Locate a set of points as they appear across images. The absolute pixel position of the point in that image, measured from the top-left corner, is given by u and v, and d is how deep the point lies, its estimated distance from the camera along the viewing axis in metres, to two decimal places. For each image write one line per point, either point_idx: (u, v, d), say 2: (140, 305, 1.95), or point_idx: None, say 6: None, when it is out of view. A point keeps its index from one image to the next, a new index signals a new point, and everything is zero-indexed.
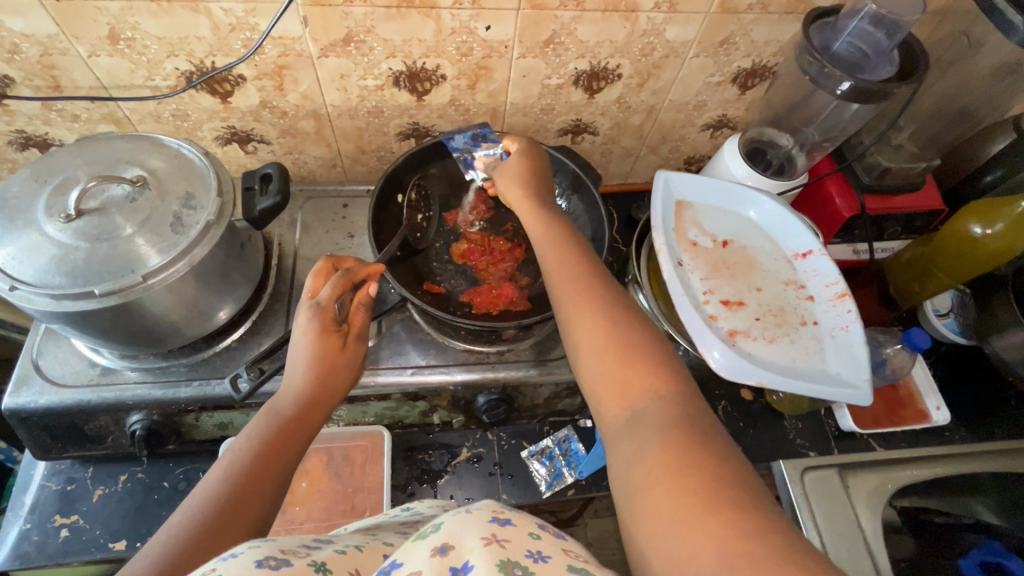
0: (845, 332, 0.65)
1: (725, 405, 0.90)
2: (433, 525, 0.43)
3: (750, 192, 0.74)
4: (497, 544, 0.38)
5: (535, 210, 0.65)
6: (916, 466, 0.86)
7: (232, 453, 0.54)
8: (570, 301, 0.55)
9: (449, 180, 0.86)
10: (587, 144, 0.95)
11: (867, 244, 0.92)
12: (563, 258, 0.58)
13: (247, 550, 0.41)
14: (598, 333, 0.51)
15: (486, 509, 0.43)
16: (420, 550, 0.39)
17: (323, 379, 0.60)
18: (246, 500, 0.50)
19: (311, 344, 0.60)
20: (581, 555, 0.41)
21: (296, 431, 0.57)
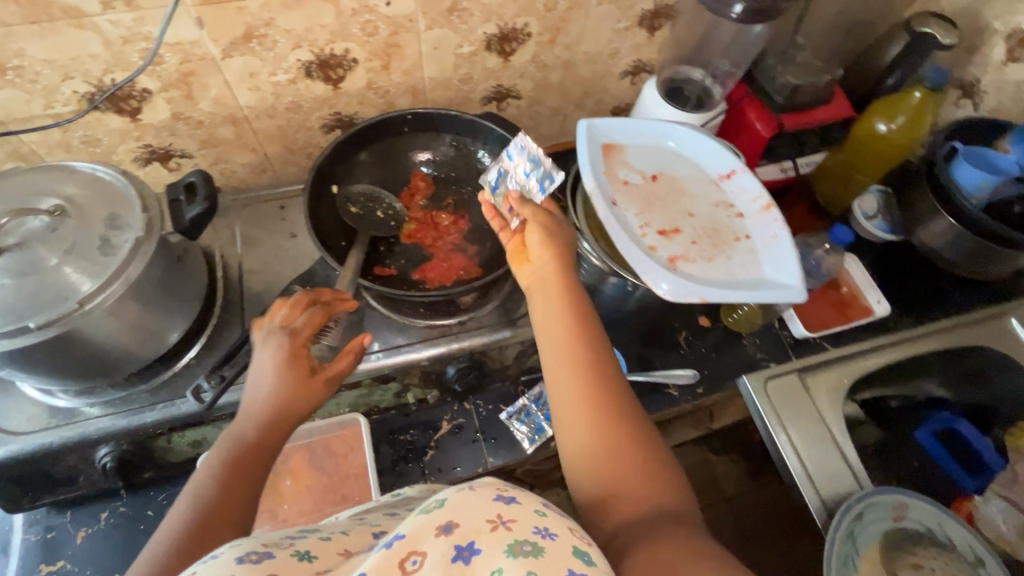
0: (775, 241, 0.69)
1: (687, 335, 0.94)
2: (434, 498, 0.44)
3: (665, 124, 0.78)
4: (502, 526, 0.40)
5: (541, 285, 0.60)
6: (867, 355, 0.93)
7: (193, 488, 0.53)
8: (572, 388, 0.53)
9: (382, 165, 0.86)
10: (514, 109, 0.97)
11: (791, 161, 0.97)
12: (573, 336, 0.56)
13: (228, 548, 0.41)
14: (597, 431, 0.51)
15: (490, 486, 0.44)
16: (426, 528, 0.41)
17: (282, 424, 0.58)
18: (212, 530, 0.49)
19: (279, 378, 0.59)
20: (587, 536, 0.42)
21: (257, 450, 0.56)
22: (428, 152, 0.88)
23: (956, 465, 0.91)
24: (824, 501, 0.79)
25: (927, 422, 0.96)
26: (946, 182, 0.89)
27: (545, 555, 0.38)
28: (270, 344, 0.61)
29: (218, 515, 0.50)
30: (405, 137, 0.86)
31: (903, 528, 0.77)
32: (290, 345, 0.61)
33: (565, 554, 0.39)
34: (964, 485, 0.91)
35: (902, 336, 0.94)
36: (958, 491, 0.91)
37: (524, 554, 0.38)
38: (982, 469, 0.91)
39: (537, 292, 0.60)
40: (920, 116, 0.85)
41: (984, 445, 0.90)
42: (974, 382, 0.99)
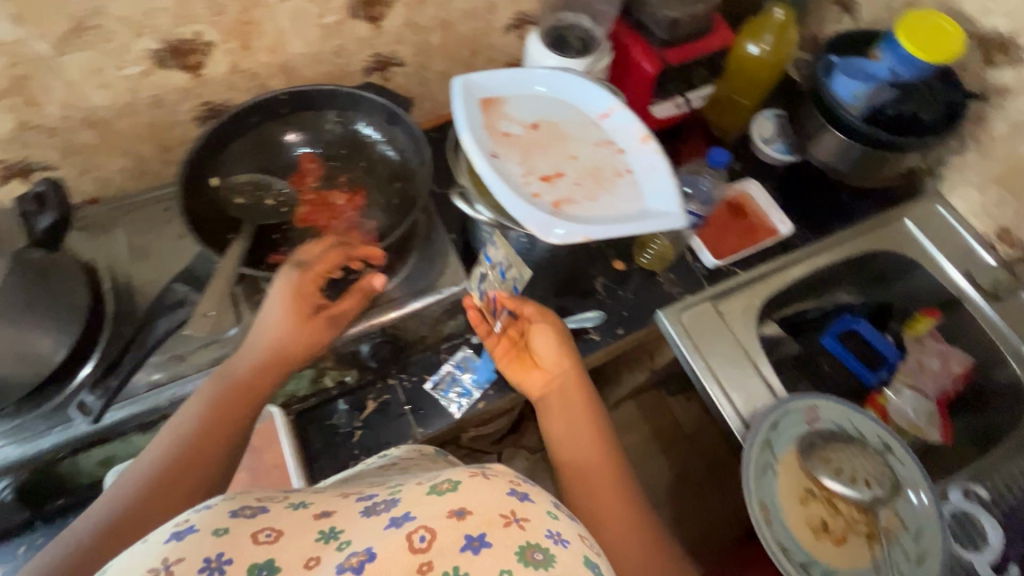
0: (655, 171, 0.70)
1: (604, 282, 0.95)
2: (446, 481, 0.48)
3: (532, 69, 0.77)
4: (517, 524, 0.44)
5: (561, 394, 0.73)
6: (775, 276, 0.96)
7: (183, 419, 0.60)
8: (584, 478, 0.66)
9: (263, 150, 0.83)
10: (401, 78, 0.94)
11: (683, 95, 0.98)
12: (581, 420, 0.71)
13: (222, 501, 0.48)
14: (608, 505, 0.64)
15: (503, 477, 0.49)
16: (438, 507, 0.45)
17: (279, 363, 0.64)
18: (193, 466, 0.56)
19: (279, 315, 0.64)
20: (593, 546, 0.47)
21: (244, 386, 0.62)
22: (309, 132, 0.85)
23: (859, 363, 0.98)
24: (744, 418, 0.83)
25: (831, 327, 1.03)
26: (827, 95, 0.93)
27: (557, 563, 0.42)
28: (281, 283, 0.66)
29: (195, 448, 0.57)
30: (286, 118, 0.83)
31: (820, 430, 0.79)
32: (295, 286, 0.65)
33: (575, 560, 0.44)
34: (868, 379, 0.98)
35: (807, 251, 0.98)
36: (864, 387, 0.98)
37: (536, 559, 0.42)
38: (879, 362, 0.99)
39: (549, 402, 0.74)
40: (783, 34, 0.92)
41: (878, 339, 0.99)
42: (880, 285, 1.04)
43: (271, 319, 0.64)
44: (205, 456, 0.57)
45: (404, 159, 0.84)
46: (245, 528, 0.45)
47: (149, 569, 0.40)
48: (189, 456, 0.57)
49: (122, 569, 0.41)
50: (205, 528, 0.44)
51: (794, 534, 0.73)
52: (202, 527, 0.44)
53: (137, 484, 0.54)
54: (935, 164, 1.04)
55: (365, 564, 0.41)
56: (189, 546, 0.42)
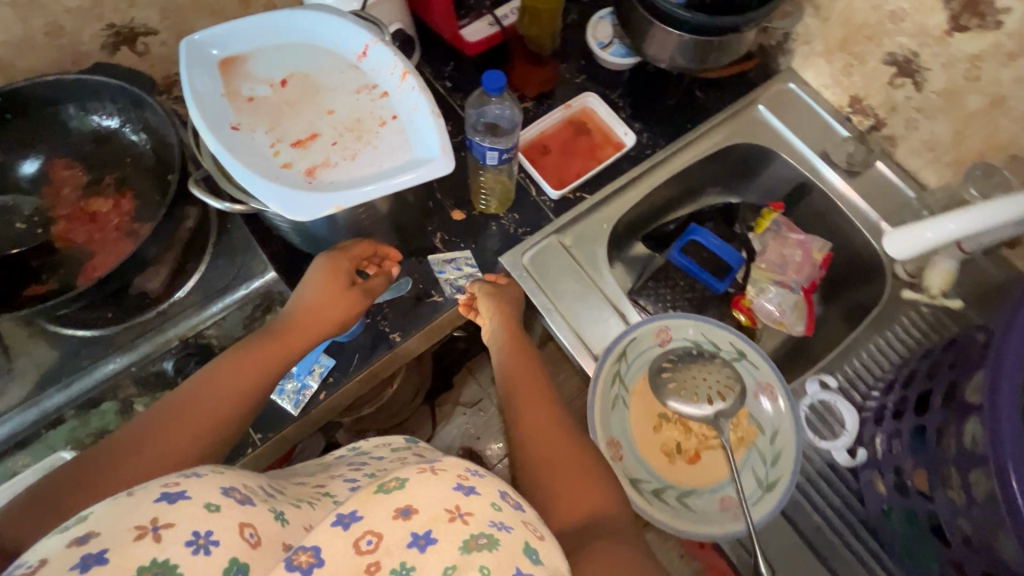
0: (418, 112, 0.61)
1: (443, 236, 0.87)
2: (393, 477, 0.44)
3: (270, 13, 0.65)
4: (461, 518, 0.41)
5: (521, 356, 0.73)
6: (620, 196, 0.90)
7: (226, 356, 0.62)
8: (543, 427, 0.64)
9: (1, 173, 0.73)
10: (161, 49, 0.80)
11: (490, 13, 0.91)
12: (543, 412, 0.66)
13: (210, 471, 0.43)
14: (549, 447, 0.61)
15: (453, 471, 0.45)
16: (382, 505, 0.41)
17: (311, 317, 0.68)
18: (191, 426, 0.55)
19: (321, 278, 0.70)
20: (538, 529, 0.44)
21: (279, 353, 0.64)
22: (41, 145, 0.73)
23: (706, 273, 0.93)
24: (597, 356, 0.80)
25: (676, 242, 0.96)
26: None
27: (501, 546, 0.40)
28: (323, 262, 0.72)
29: (219, 414, 0.57)
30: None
31: (672, 349, 0.77)
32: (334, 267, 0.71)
33: (519, 549, 0.41)
34: (716, 289, 0.94)
35: (654, 160, 0.92)
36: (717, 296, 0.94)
37: (480, 547, 0.40)
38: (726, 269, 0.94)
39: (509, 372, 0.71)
40: None
41: (721, 248, 0.94)
42: (745, 178, 1.00)
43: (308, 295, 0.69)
44: (229, 417, 0.57)
45: (159, 153, 0.73)
46: (233, 513, 0.40)
47: (134, 527, 0.37)
48: (213, 424, 0.56)
49: (102, 507, 0.38)
50: (197, 498, 0.40)
51: (647, 464, 0.74)
52: (194, 494, 0.40)
53: (156, 418, 0.54)
54: (783, 40, 0.95)
55: (318, 565, 0.37)
56: (182, 512, 0.38)
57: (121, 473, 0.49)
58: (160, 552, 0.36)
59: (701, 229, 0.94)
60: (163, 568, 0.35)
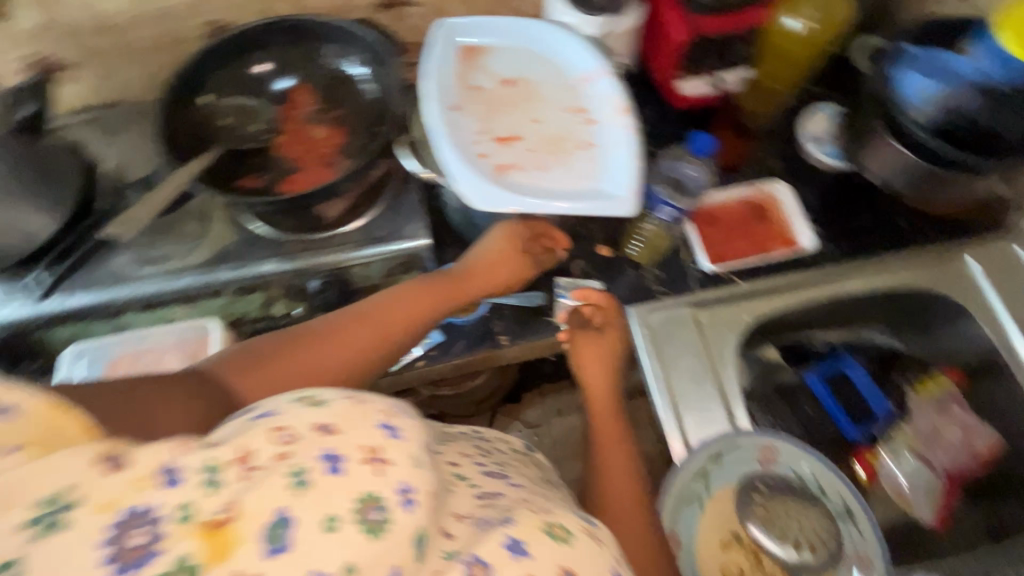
0: (621, 148, 0.62)
1: (581, 264, 0.88)
2: (560, 525, 0.43)
3: (519, 19, 0.70)
4: None
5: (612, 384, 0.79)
6: (777, 295, 0.84)
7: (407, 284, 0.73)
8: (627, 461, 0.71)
9: (257, 75, 0.83)
10: (415, 18, 0.90)
11: (712, 73, 0.88)
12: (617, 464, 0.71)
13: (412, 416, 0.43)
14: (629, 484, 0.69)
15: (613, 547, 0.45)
16: (549, 551, 0.40)
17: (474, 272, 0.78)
18: (370, 327, 0.66)
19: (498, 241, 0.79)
20: None
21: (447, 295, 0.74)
22: (289, 65, 0.84)
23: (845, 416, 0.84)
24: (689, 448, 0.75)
25: (815, 367, 0.88)
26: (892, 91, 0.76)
27: None
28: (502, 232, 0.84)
29: (387, 330, 0.67)
30: (260, 49, 0.82)
31: (771, 473, 0.70)
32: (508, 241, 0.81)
33: None
34: (850, 435, 0.84)
35: (825, 273, 0.84)
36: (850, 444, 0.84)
37: None
38: (867, 418, 0.85)
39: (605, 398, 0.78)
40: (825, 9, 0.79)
41: (870, 390, 0.86)
42: (920, 330, 0.88)
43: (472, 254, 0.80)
44: (393, 334, 0.67)
45: (378, 103, 0.82)
46: (430, 482, 0.39)
47: (365, 450, 0.37)
48: (381, 335, 0.66)
49: (337, 413, 0.39)
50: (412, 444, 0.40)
51: None
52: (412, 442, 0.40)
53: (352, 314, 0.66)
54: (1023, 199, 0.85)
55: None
56: (401, 454, 0.38)
57: (313, 350, 0.61)
58: (379, 487, 0.36)
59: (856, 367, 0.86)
60: (377, 503, 0.35)
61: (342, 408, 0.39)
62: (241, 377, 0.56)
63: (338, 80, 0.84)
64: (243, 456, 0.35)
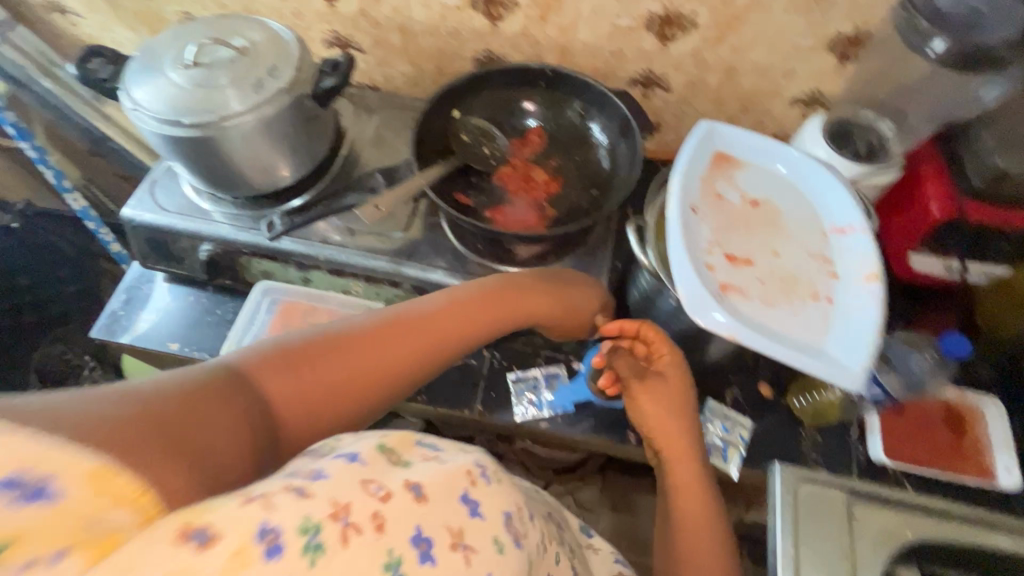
0: (859, 315, 0.58)
1: (737, 394, 0.83)
2: None
3: (785, 147, 0.69)
4: None
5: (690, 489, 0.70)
6: (954, 523, 0.72)
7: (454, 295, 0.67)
8: None
9: (506, 106, 0.88)
10: (658, 102, 0.93)
11: (960, 260, 0.79)
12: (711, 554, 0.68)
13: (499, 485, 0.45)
14: None
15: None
16: None
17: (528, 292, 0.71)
18: (415, 334, 0.60)
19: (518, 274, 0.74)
20: None
21: (503, 317, 0.69)
22: (542, 108, 0.88)
23: None
24: None
25: None
26: None
27: None
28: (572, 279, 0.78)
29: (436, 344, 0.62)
30: (516, 86, 0.88)
31: None
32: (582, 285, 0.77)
33: None
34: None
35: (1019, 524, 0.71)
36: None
37: None
38: None
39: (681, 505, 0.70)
40: None
41: None
42: None
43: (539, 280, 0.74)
44: (445, 351, 0.62)
45: (609, 172, 0.83)
46: (506, 563, 0.41)
47: (449, 536, 0.38)
48: (432, 339, 0.61)
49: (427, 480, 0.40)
50: (489, 523, 0.42)
51: None
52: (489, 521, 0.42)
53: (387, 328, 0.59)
54: None
55: None
56: (481, 539, 0.40)
57: (334, 366, 0.54)
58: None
59: None
60: None
61: (433, 478, 0.40)
62: (275, 379, 0.49)
63: (576, 135, 0.87)
64: (341, 512, 0.35)
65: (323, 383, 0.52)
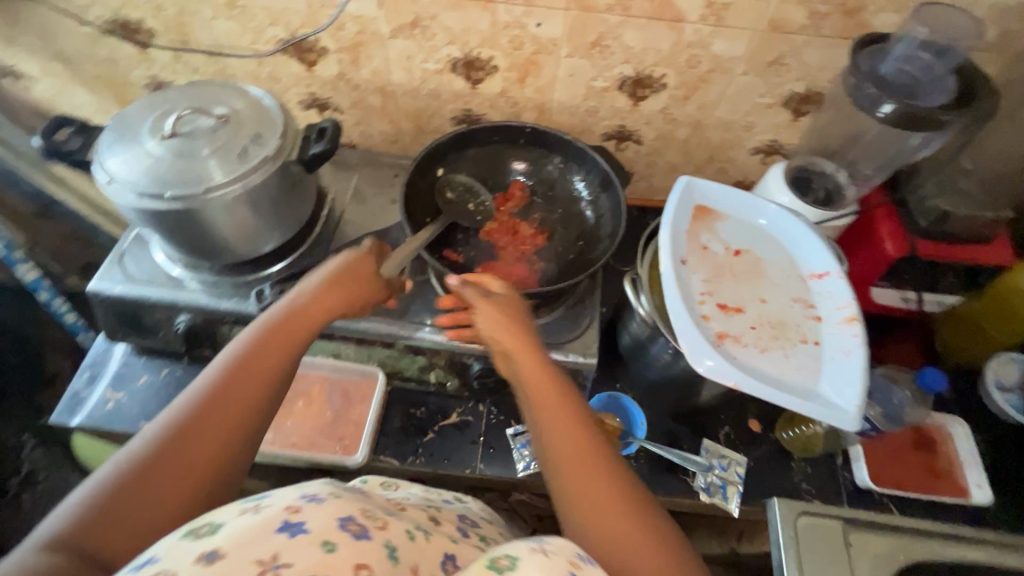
0: (846, 356, 0.62)
1: (728, 431, 0.86)
2: (506, 555, 0.40)
3: (761, 200, 0.73)
4: None
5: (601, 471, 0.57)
6: (939, 541, 0.76)
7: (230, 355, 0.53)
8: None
9: (490, 163, 0.90)
10: (631, 153, 0.98)
11: (916, 293, 0.86)
12: (631, 533, 0.47)
13: (330, 498, 0.41)
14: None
15: (564, 556, 0.41)
16: None
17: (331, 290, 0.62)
18: (230, 396, 0.49)
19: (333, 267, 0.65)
20: None
21: (293, 337, 0.56)
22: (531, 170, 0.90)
23: None
24: None
25: None
26: None
27: None
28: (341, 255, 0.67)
29: (251, 401, 0.50)
30: (498, 143, 0.89)
31: None
32: (354, 263, 0.66)
33: None
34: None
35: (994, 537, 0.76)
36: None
37: None
38: None
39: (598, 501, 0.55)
40: None
41: None
42: None
43: (308, 289, 0.61)
44: (253, 404, 0.50)
45: (596, 225, 0.85)
46: (350, 551, 0.37)
47: (259, 561, 0.34)
48: (252, 390, 0.51)
49: (232, 535, 0.36)
50: (315, 535, 0.37)
51: None
52: (313, 528, 0.37)
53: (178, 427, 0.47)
54: None
55: None
56: (302, 550, 0.36)
57: (160, 490, 0.44)
58: None
59: None
60: None
61: (233, 532, 0.36)
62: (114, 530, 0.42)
63: (559, 188, 0.89)
64: None
65: (158, 504, 0.43)
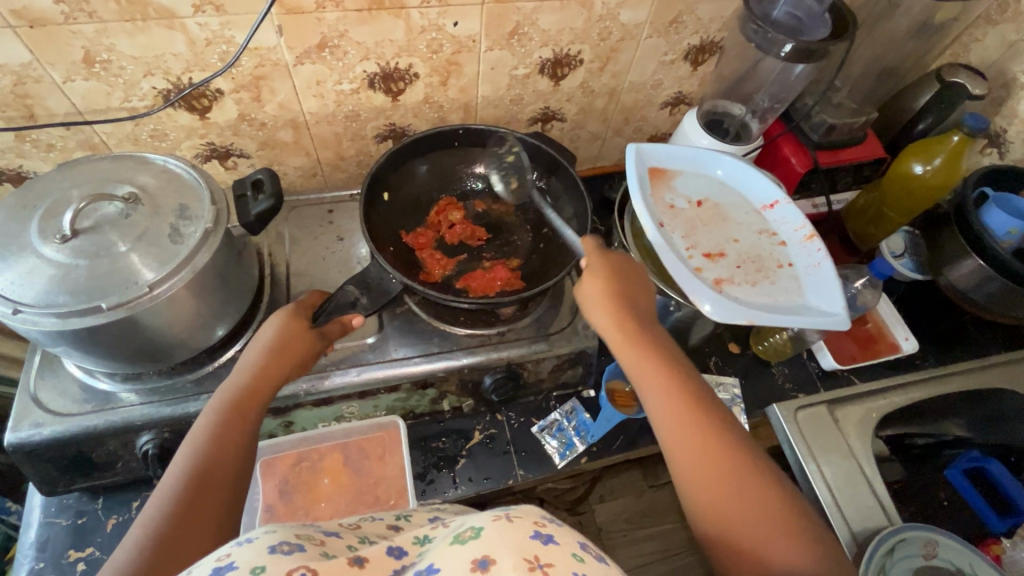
0: (818, 269, 0.72)
1: (716, 361, 0.95)
2: (469, 528, 0.39)
3: (714, 153, 0.80)
4: (541, 571, 0.34)
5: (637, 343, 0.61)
6: (894, 393, 0.91)
7: (195, 437, 0.54)
8: (684, 431, 0.54)
9: (432, 175, 0.87)
10: (556, 131, 1.00)
11: (824, 197, 1.00)
12: (721, 475, 0.51)
13: (263, 534, 0.39)
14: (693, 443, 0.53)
15: (528, 518, 0.39)
16: (458, 558, 0.36)
17: (278, 350, 0.62)
18: (207, 483, 0.50)
19: (276, 322, 0.64)
20: None
21: (253, 405, 0.58)
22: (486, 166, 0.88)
23: (985, 506, 0.90)
24: (854, 535, 0.77)
25: (954, 462, 0.95)
26: (978, 224, 0.87)
27: None
28: (274, 317, 0.65)
29: (231, 467, 0.53)
30: (434, 151, 0.86)
31: (935, 567, 0.76)
32: (292, 319, 0.65)
33: None
34: (992, 526, 0.89)
35: (928, 375, 0.93)
36: (986, 532, 0.89)
37: None
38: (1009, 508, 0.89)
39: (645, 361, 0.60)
40: (956, 158, 0.88)
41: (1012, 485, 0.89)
42: (995, 424, 0.95)
43: (246, 364, 0.60)
44: (231, 479, 0.52)
45: (561, 210, 0.86)
46: (280, 566, 0.35)
47: None
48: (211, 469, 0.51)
49: None
50: (243, 567, 0.35)
51: None
52: (243, 563, 0.35)
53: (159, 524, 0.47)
54: None
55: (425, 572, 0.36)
56: None
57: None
58: None
59: (998, 464, 0.92)
60: None
61: None
62: None
63: (511, 182, 0.88)
64: None
65: None
